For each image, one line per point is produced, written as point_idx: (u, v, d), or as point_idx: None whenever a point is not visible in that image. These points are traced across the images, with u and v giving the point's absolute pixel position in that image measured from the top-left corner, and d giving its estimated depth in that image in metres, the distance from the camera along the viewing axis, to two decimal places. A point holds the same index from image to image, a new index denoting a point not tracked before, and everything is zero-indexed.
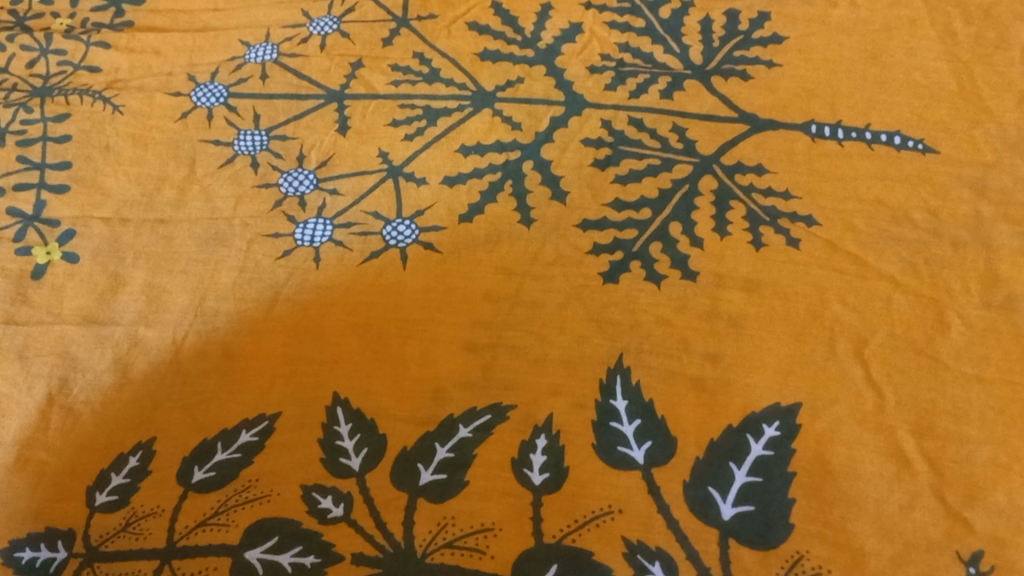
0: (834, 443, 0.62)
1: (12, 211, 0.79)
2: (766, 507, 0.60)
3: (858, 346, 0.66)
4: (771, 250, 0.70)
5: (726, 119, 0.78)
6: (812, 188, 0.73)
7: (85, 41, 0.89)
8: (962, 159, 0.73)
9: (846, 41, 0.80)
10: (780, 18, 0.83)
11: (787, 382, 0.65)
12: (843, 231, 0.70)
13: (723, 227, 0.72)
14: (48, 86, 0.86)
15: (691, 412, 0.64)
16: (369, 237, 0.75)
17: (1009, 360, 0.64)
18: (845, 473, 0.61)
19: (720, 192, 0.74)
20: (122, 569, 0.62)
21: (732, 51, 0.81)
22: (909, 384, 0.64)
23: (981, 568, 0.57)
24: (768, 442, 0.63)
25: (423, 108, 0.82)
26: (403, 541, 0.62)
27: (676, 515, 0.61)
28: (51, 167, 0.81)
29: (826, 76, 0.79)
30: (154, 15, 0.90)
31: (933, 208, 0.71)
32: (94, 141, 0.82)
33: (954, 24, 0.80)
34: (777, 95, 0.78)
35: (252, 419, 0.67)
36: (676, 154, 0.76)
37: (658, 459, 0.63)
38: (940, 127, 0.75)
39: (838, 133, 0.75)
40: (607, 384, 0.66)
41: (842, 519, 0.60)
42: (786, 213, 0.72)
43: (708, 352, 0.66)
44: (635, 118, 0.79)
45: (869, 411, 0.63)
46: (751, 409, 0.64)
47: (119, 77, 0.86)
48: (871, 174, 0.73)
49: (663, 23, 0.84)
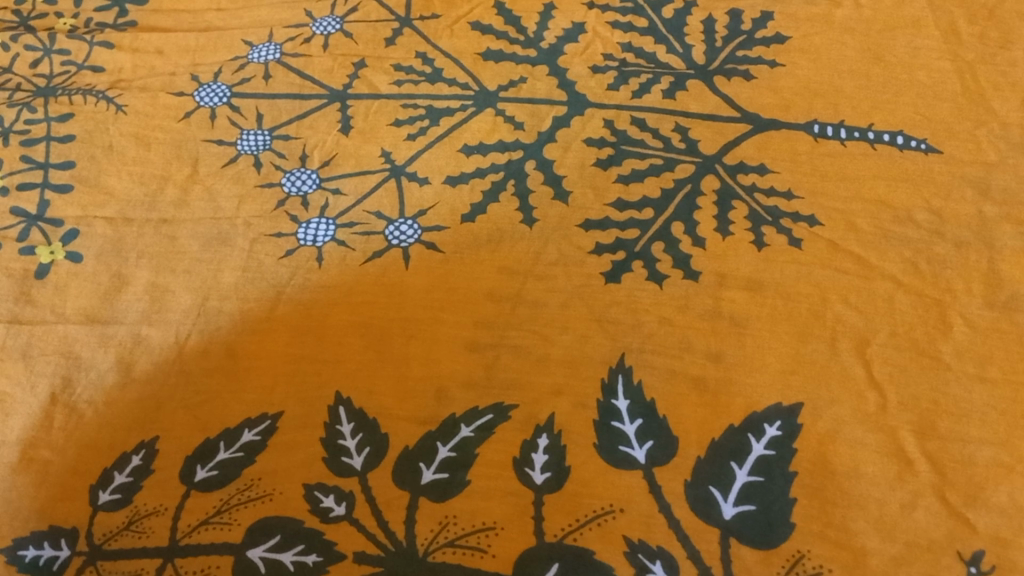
0: (835, 443, 0.62)
1: (15, 211, 0.79)
2: (767, 507, 0.60)
3: (860, 346, 0.66)
4: (774, 250, 0.70)
5: (729, 119, 0.77)
6: (815, 188, 0.73)
7: (89, 41, 0.89)
8: (965, 158, 0.73)
9: (849, 40, 0.80)
10: (783, 18, 0.83)
11: (789, 381, 0.65)
12: (846, 231, 0.70)
13: (726, 227, 0.72)
14: (52, 86, 0.86)
15: (692, 412, 0.64)
16: (372, 236, 0.75)
17: (1012, 359, 0.64)
18: (846, 472, 0.61)
19: (722, 192, 0.74)
20: (126, 568, 0.63)
21: (734, 50, 0.81)
22: (911, 384, 0.64)
23: (982, 568, 0.57)
24: (770, 442, 0.63)
25: (425, 108, 0.82)
26: (405, 540, 0.62)
27: (677, 514, 0.61)
28: (54, 167, 0.81)
29: (828, 75, 0.79)
30: (158, 15, 0.90)
31: (936, 208, 0.71)
32: (97, 141, 0.82)
33: (958, 23, 0.80)
34: (780, 95, 0.78)
35: (255, 418, 0.67)
36: (678, 153, 0.76)
37: (659, 458, 0.63)
38: (943, 126, 0.75)
39: (841, 133, 0.75)
40: (608, 384, 0.66)
41: (844, 518, 0.59)
42: (788, 213, 0.72)
43: (710, 351, 0.67)
44: (638, 118, 0.79)
45: (871, 410, 0.63)
46: (753, 409, 0.64)
47: (122, 77, 0.86)
48: (873, 173, 0.73)
49: (666, 22, 0.85)
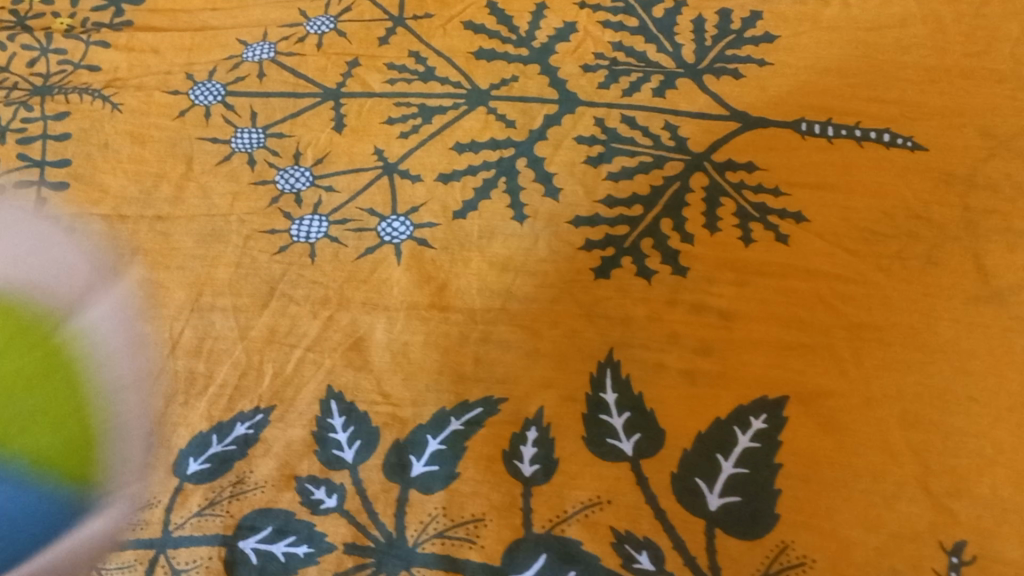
0: (820, 435, 0.63)
1: (9, 207, 0.79)
2: (752, 498, 0.61)
3: (846, 340, 0.66)
4: (761, 245, 0.71)
5: (718, 117, 0.78)
6: (802, 185, 0.74)
7: (86, 40, 0.90)
8: (950, 155, 0.74)
9: (837, 40, 0.81)
10: (772, 17, 0.83)
11: (775, 375, 0.65)
12: (832, 227, 0.71)
13: (714, 223, 0.73)
14: (49, 85, 0.87)
15: (680, 405, 0.65)
16: (364, 233, 0.76)
17: (996, 352, 0.65)
18: (830, 464, 0.62)
19: (711, 189, 0.75)
20: (119, 559, 0.63)
21: (724, 49, 0.82)
22: (895, 378, 0.65)
23: (964, 558, 0.58)
24: (755, 434, 0.63)
25: (418, 106, 0.83)
26: (394, 531, 0.63)
27: (664, 505, 0.62)
28: (51, 164, 0.82)
29: (816, 74, 0.79)
30: (154, 15, 0.92)
31: (922, 204, 0.71)
32: (93, 139, 0.83)
33: (944, 22, 0.81)
34: (768, 93, 0.79)
35: (247, 412, 0.68)
36: (668, 151, 0.77)
37: (646, 450, 0.64)
38: (929, 124, 0.75)
39: (828, 130, 0.76)
40: (597, 378, 0.67)
41: (827, 509, 0.60)
42: (776, 209, 0.73)
43: (697, 346, 0.67)
44: (628, 116, 0.80)
45: (856, 403, 0.64)
46: (739, 402, 0.65)
47: (118, 76, 0.87)
48: (860, 170, 0.73)
49: (656, 22, 0.85)
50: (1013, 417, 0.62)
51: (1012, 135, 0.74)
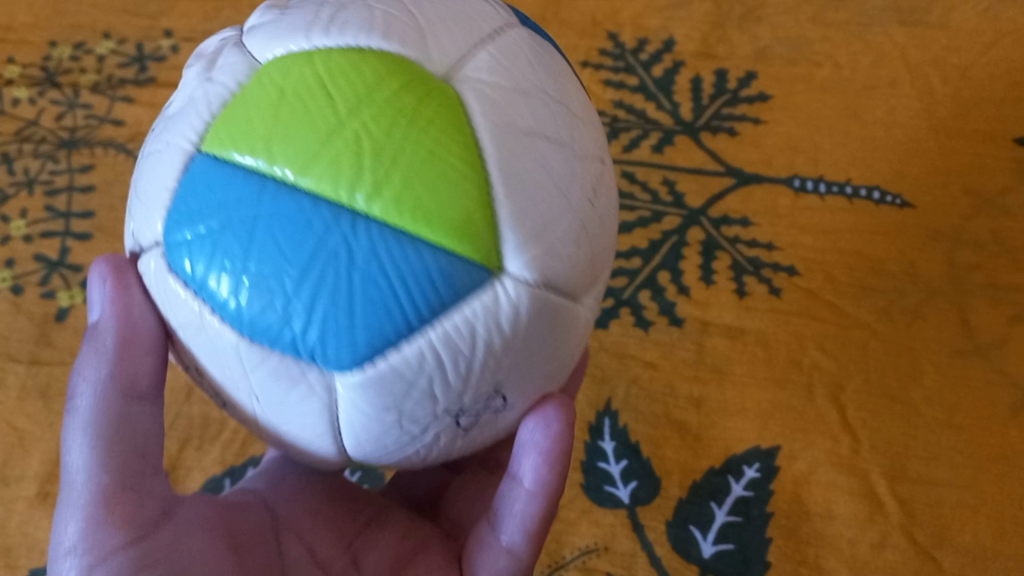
0: (810, 485, 0.65)
1: (38, 257, 0.84)
2: (744, 545, 0.64)
3: (835, 393, 0.69)
4: (755, 298, 0.74)
5: (714, 172, 0.81)
6: (795, 241, 0.76)
7: (111, 96, 0.94)
8: (935, 212, 0.77)
9: (828, 100, 0.85)
10: (765, 78, 0.87)
11: (766, 427, 0.68)
12: (823, 282, 0.74)
13: (709, 275, 0.76)
14: (74, 139, 0.91)
15: (675, 453, 0.67)
16: None
17: (979, 407, 0.68)
18: (820, 512, 0.64)
19: (706, 243, 0.78)
20: None
21: (720, 109, 0.86)
22: (884, 430, 0.67)
23: None
24: (748, 483, 0.66)
25: None
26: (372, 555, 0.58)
27: (658, 551, 0.64)
28: (76, 216, 0.86)
29: (809, 133, 0.83)
30: (176, 72, 0.95)
31: (909, 260, 0.75)
32: (116, 193, 0.87)
33: (932, 84, 0.84)
34: (761, 150, 0.82)
35: (237, 470, 0.68)
36: (666, 206, 0.80)
37: (643, 498, 0.66)
38: (916, 183, 0.79)
39: (820, 187, 0.79)
40: (595, 426, 0.69)
41: (816, 557, 0.63)
42: (769, 264, 0.75)
43: (692, 396, 0.70)
44: (627, 171, 0.82)
45: (844, 453, 0.66)
46: (733, 451, 0.67)
47: (142, 130, 0.91)
48: (850, 227, 0.77)
49: (655, 81, 0.88)
50: (996, 467, 0.65)
51: (996, 192, 0.78)
